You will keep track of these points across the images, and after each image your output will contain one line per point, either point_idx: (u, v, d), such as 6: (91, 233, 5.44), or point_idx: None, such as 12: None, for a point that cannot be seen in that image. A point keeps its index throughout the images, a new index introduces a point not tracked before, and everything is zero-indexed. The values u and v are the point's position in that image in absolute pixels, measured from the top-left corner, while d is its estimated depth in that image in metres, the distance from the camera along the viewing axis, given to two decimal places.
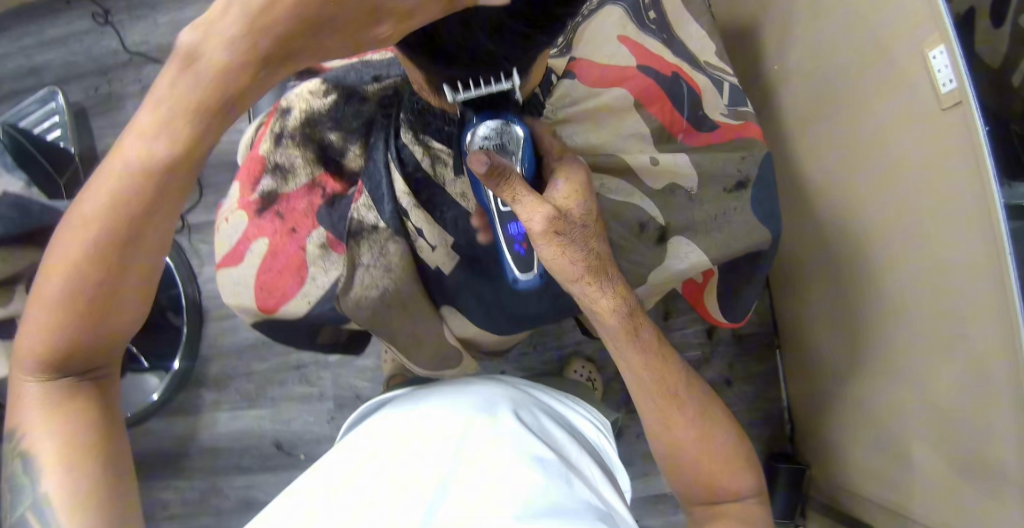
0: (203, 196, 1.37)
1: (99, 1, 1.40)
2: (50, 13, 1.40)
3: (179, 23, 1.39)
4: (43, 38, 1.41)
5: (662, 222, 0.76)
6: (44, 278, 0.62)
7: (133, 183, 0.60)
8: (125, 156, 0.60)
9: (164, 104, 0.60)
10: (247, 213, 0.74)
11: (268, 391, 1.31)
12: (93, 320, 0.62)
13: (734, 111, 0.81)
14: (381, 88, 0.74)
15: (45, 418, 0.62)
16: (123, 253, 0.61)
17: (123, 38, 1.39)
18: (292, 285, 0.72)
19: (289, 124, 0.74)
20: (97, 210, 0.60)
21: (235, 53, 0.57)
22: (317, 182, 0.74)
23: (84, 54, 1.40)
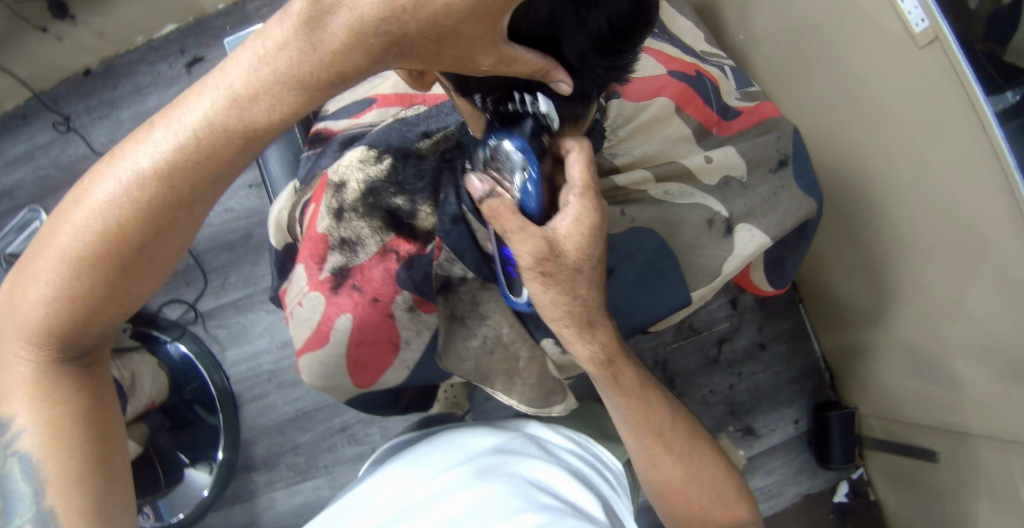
0: (209, 282, 1.35)
1: (57, 109, 1.37)
2: (8, 132, 1.37)
3: (142, 114, 1.37)
4: (8, 156, 1.37)
5: (726, 214, 0.77)
6: (49, 251, 0.58)
7: (188, 164, 0.56)
8: (176, 134, 0.56)
9: (225, 106, 0.55)
10: (322, 293, 0.71)
11: (320, 459, 1.29)
12: (100, 306, 0.60)
13: (746, 94, 0.87)
14: (437, 142, 0.71)
15: (46, 406, 0.60)
16: (149, 241, 0.59)
17: (90, 141, 1.37)
18: (387, 352, 0.73)
19: (348, 197, 0.70)
20: (140, 177, 0.56)
21: (312, 62, 0.51)
22: (388, 247, 0.70)
23: (53, 165, 1.37)
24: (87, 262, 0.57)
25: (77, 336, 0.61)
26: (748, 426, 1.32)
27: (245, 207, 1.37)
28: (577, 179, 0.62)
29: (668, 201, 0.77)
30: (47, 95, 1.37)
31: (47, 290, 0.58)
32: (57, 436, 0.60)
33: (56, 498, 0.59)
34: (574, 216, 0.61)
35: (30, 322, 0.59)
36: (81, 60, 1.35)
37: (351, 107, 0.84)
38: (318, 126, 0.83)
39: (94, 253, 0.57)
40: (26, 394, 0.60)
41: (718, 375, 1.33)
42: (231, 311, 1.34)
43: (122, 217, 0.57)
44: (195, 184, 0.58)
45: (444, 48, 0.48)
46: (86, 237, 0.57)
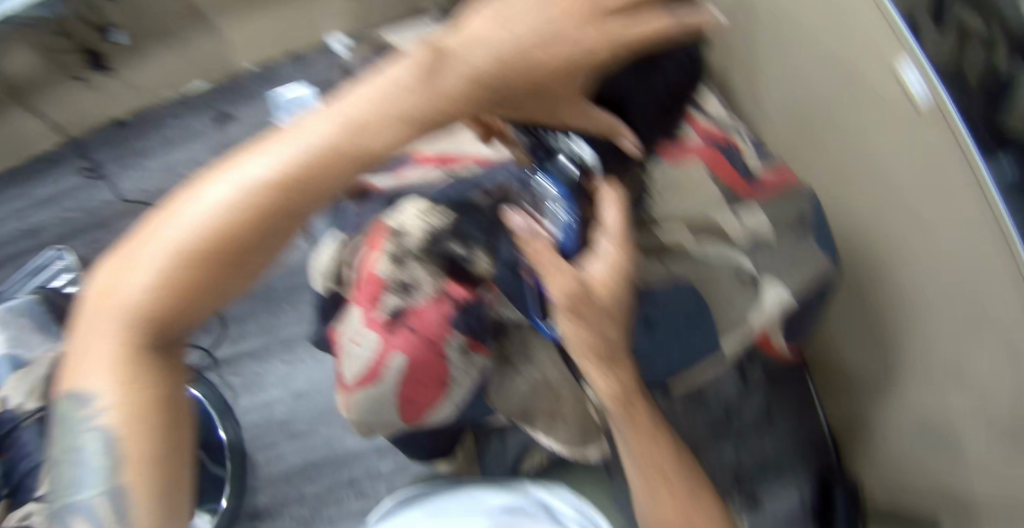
0: (227, 330, 1.39)
1: (85, 155, 1.41)
2: (34, 176, 1.39)
3: (171, 164, 1.41)
4: (35, 198, 1.37)
5: (754, 270, 0.79)
6: (163, 231, 0.55)
7: (315, 163, 0.55)
8: (306, 140, 0.56)
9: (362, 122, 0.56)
10: (378, 335, 0.67)
11: (325, 511, 1.27)
12: (187, 306, 0.56)
13: (768, 162, 0.90)
14: (493, 194, 0.72)
15: (130, 388, 0.56)
16: (260, 239, 0.56)
17: (118, 188, 1.39)
18: (438, 394, 0.69)
19: (411, 242, 0.68)
20: (274, 167, 0.55)
21: (435, 100, 0.56)
22: (446, 291, 0.68)
23: (79, 209, 1.37)
24: (184, 258, 0.54)
25: (162, 330, 0.56)
26: (753, 493, 1.34)
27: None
28: (611, 222, 0.65)
29: (700, 256, 0.82)
30: (75, 141, 1.42)
31: (152, 271, 0.54)
32: (140, 419, 0.56)
33: (131, 479, 0.56)
34: (605, 258, 0.64)
35: (118, 310, 0.55)
36: (113, 112, 1.42)
37: (392, 164, 0.86)
38: (363, 177, 0.81)
39: (191, 250, 0.54)
40: (111, 374, 0.56)
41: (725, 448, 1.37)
42: (249, 361, 1.37)
43: (240, 205, 0.54)
44: (316, 186, 0.56)
45: (539, 92, 0.58)
46: (187, 233, 0.54)
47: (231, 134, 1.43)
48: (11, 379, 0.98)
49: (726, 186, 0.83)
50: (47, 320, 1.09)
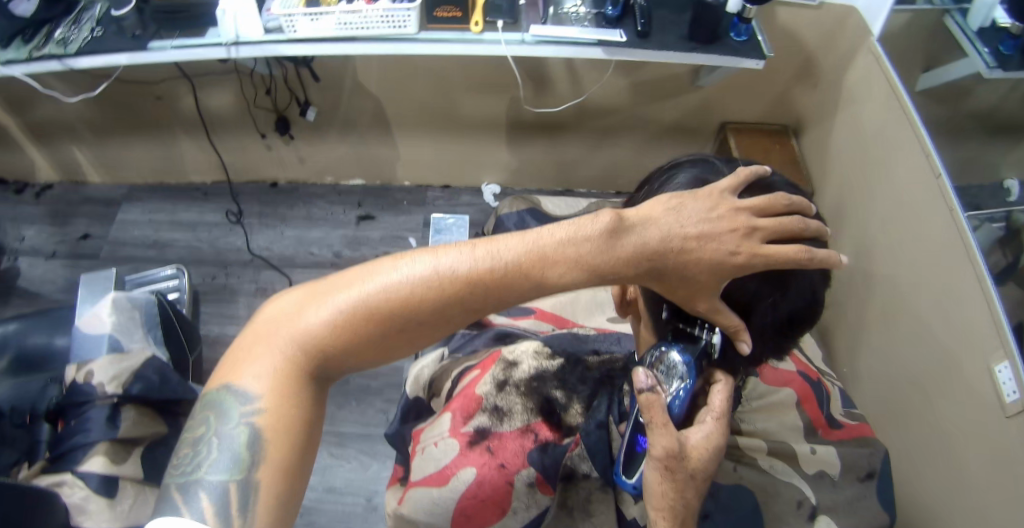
0: None
1: (236, 203, 1.63)
2: (187, 201, 1.64)
3: (303, 239, 1.57)
4: (177, 218, 1.61)
5: (813, 502, 0.84)
6: (354, 282, 0.62)
7: (505, 277, 0.60)
8: (504, 254, 0.60)
9: (558, 257, 0.60)
10: (458, 443, 0.75)
11: None
12: (342, 356, 0.62)
13: (848, 413, 1.00)
14: (601, 361, 0.78)
15: (282, 402, 0.62)
16: (426, 322, 0.61)
17: (250, 240, 1.57)
18: (492, 515, 0.71)
19: (516, 375, 0.77)
20: (468, 267, 0.60)
21: (615, 259, 0.59)
22: (531, 427, 0.73)
23: (208, 243, 1.57)
24: (350, 324, 0.61)
25: (319, 367, 0.63)
26: None
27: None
28: (717, 406, 0.64)
29: (774, 476, 0.84)
30: (229, 186, 1.66)
31: (335, 315, 0.61)
32: (281, 429, 0.61)
33: (262, 477, 0.59)
34: (705, 437, 0.61)
35: (287, 343, 0.62)
36: (276, 174, 1.65)
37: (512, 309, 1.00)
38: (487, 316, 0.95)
39: (358, 320, 0.61)
40: (269, 384, 0.62)
41: None
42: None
43: (426, 289, 0.60)
44: (496, 296, 0.60)
45: (684, 273, 0.58)
46: (357, 305, 0.61)
47: (366, 234, 1.59)
48: (103, 360, 1.02)
49: (807, 419, 0.91)
50: (154, 323, 1.18)
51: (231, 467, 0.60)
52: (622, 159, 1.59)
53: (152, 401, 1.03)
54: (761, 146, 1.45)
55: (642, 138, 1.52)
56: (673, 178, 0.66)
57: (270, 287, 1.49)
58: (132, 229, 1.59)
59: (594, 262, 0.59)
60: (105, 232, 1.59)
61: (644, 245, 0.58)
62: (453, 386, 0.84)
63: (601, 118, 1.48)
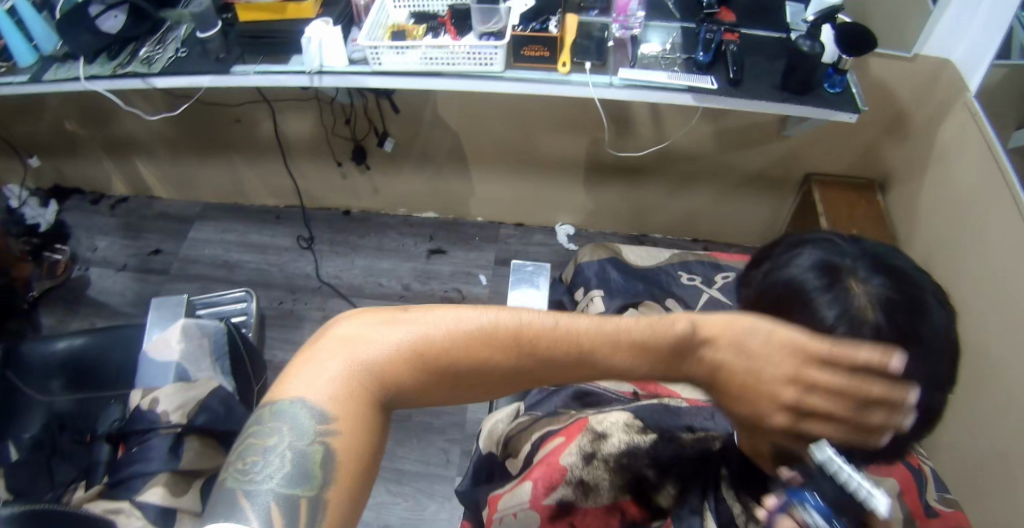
0: None
1: (308, 229, 1.65)
2: (260, 224, 1.66)
3: (372, 269, 1.57)
4: (249, 240, 1.63)
5: None
6: (417, 330, 0.57)
7: (595, 343, 0.56)
8: (580, 323, 0.57)
9: (625, 349, 0.56)
10: (539, 517, 0.71)
11: None
12: (405, 392, 0.57)
13: (943, 498, 0.90)
14: (697, 439, 0.72)
15: (355, 424, 0.55)
16: (495, 380, 0.57)
17: (319, 267, 1.57)
18: None
19: (605, 449, 0.72)
20: (551, 326, 0.57)
21: (680, 368, 0.55)
22: (618, 505, 0.70)
23: (278, 267, 1.58)
24: (417, 357, 0.56)
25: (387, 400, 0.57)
26: None
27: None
28: None
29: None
30: (302, 211, 1.68)
31: (404, 356, 0.56)
32: (355, 451, 0.55)
33: (331, 502, 0.53)
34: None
35: (356, 363, 0.56)
36: (350, 202, 1.67)
37: None
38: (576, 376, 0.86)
39: (426, 354, 0.56)
40: (342, 402, 0.55)
41: None
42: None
43: (494, 346, 0.56)
44: (581, 358, 0.56)
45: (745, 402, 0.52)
46: (424, 339, 0.57)
47: (435, 268, 1.57)
48: (170, 387, 1.02)
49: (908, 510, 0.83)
50: (223, 352, 1.16)
51: (294, 483, 0.53)
52: (701, 208, 1.56)
53: (217, 433, 1.00)
54: (846, 202, 1.38)
55: (725, 187, 1.48)
56: (795, 259, 0.59)
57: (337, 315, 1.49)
58: (204, 247, 1.62)
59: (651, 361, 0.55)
60: (176, 248, 1.62)
61: (709, 367, 0.54)
62: (532, 450, 0.80)
63: (683, 166, 1.45)
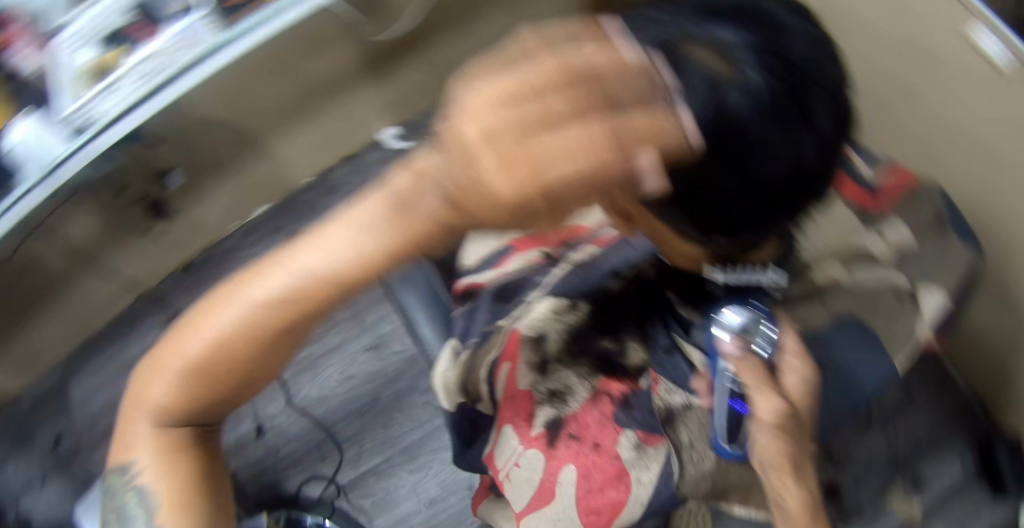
0: (343, 455, 1.18)
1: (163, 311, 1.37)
2: (114, 342, 1.37)
3: None
4: (115, 365, 1.35)
5: (908, 285, 0.72)
6: (185, 331, 0.53)
7: (319, 280, 0.47)
8: (299, 261, 0.47)
9: (346, 248, 0.46)
10: (541, 451, 0.67)
11: None
12: (225, 399, 0.55)
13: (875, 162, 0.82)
14: (629, 280, 0.70)
15: (163, 457, 0.55)
16: (264, 360, 0.52)
17: None
18: (616, 495, 0.65)
19: (552, 350, 0.68)
20: (272, 288, 0.48)
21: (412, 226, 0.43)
22: (600, 390, 0.67)
23: None
24: (215, 360, 0.51)
25: (196, 413, 0.55)
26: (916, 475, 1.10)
27: (368, 371, 1.22)
28: (792, 347, 0.63)
29: (857, 286, 0.72)
30: (155, 294, 1.40)
31: (172, 377, 0.53)
32: (171, 476, 0.55)
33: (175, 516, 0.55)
34: (801, 374, 0.63)
35: (134, 405, 0.56)
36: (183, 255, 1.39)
37: (488, 257, 0.80)
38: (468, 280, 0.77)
39: (227, 350, 0.50)
40: (150, 453, 0.56)
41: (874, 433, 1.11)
42: (374, 478, 1.15)
43: (237, 327, 0.50)
44: (303, 310, 0.48)
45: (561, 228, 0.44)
46: (225, 335, 0.50)
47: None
48: None
49: (855, 206, 0.78)
50: None
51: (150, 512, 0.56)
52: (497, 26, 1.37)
53: None
54: None
55: None
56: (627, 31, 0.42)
57: None
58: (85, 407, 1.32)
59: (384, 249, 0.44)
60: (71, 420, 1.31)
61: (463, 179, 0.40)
62: (490, 389, 0.70)
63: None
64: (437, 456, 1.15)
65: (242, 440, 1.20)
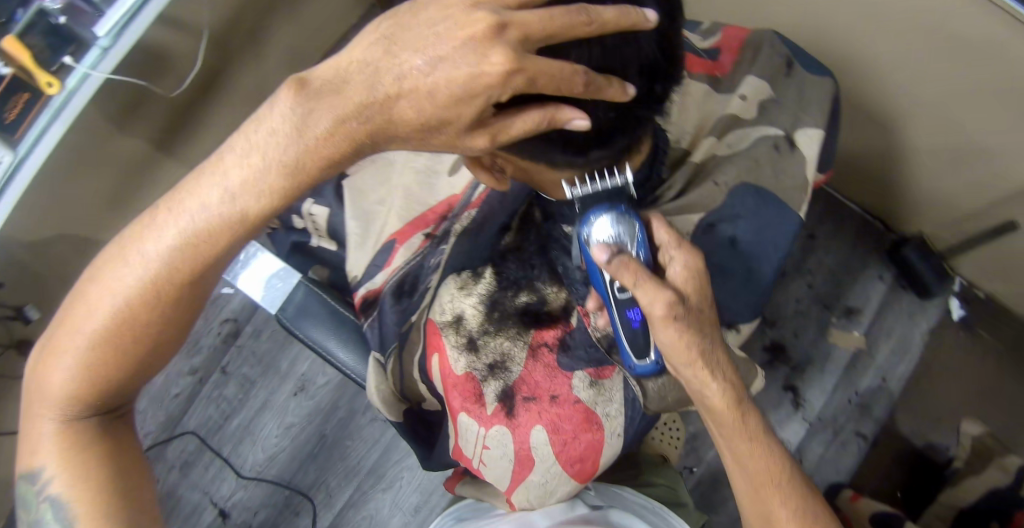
0: (316, 506, 1.13)
1: None
2: None
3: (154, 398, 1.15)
4: None
5: (782, 133, 0.74)
6: (82, 312, 0.62)
7: (204, 231, 0.60)
8: (185, 208, 0.61)
9: (238, 185, 0.59)
10: (504, 424, 0.69)
11: None
12: (140, 366, 0.65)
13: (705, 33, 0.83)
14: (516, 235, 0.75)
15: (63, 457, 0.63)
16: (167, 322, 0.63)
17: None
18: (593, 435, 0.68)
19: (474, 326, 0.73)
20: (161, 252, 0.61)
21: (299, 154, 0.56)
22: (535, 344, 0.72)
23: None
24: (122, 326, 0.62)
25: (101, 398, 0.64)
26: (847, 307, 1.21)
27: (305, 413, 1.15)
28: (668, 234, 0.61)
29: (736, 153, 0.74)
30: None
31: (71, 361, 0.62)
32: (78, 472, 0.63)
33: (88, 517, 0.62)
34: (683, 265, 0.59)
35: (36, 400, 0.64)
36: None
37: (376, 260, 0.80)
38: (359, 293, 0.78)
39: (132, 313, 0.62)
40: (54, 450, 0.63)
41: (795, 283, 1.22)
42: (353, 511, 1.13)
43: (143, 293, 0.61)
44: (196, 264, 0.62)
45: (430, 134, 0.54)
46: (125, 300, 0.61)
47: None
48: None
49: (706, 79, 0.79)
50: None
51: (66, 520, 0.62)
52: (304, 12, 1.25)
53: None
54: None
55: None
56: None
57: (191, 462, 1.14)
58: None
59: (272, 190, 0.58)
60: None
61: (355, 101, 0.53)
62: (429, 384, 0.74)
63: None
64: (404, 465, 1.14)
65: None
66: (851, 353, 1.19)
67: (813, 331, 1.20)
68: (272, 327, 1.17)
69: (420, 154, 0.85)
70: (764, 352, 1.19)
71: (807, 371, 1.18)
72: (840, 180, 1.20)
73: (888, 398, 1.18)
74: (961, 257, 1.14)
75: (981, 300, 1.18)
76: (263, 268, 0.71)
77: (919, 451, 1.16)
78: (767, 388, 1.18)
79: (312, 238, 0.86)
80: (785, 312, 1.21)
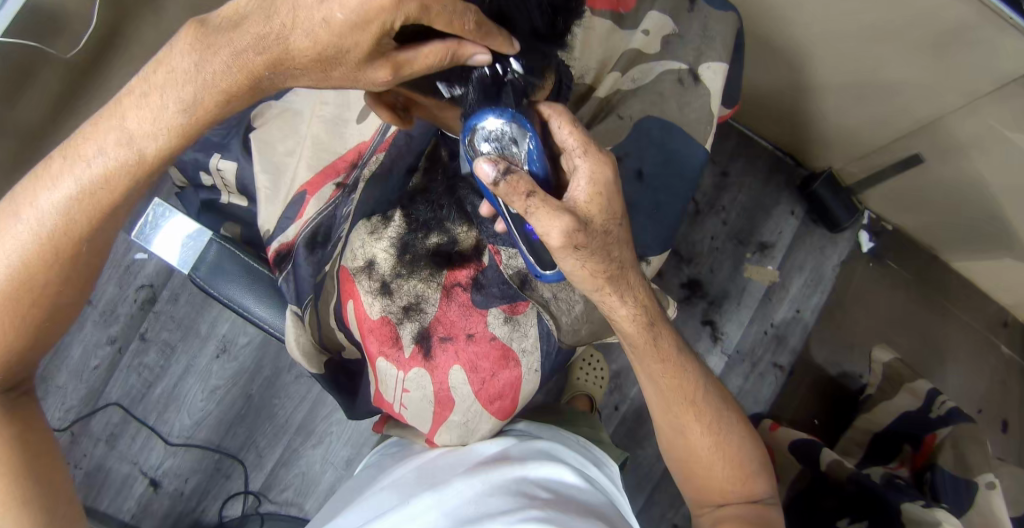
0: (250, 464, 1.12)
1: None
2: None
3: (71, 369, 1.09)
4: None
5: (685, 67, 0.76)
6: None
7: (99, 179, 0.56)
8: (81, 150, 0.56)
9: (132, 127, 0.55)
10: (422, 366, 0.71)
11: None
12: (41, 332, 0.61)
13: None
14: (425, 174, 0.74)
15: None
16: (69, 281, 0.60)
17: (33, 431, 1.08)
18: (511, 371, 0.70)
19: (386, 270, 0.73)
20: (57, 204, 0.56)
21: (193, 91, 0.53)
22: (450, 284, 0.73)
23: None
24: (21, 286, 0.58)
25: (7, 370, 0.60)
26: (761, 243, 1.26)
27: (229, 375, 1.12)
28: (573, 141, 0.59)
29: (642, 87, 0.75)
30: None
31: None
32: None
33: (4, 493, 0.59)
34: (588, 177, 0.58)
35: None
36: None
37: (287, 212, 0.77)
38: (270, 246, 0.75)
39: (29, 273, 0.57)
40: None
41: (709, 221, 1.26)
42: (285, 469, 1.12)
43: (39, 249, 0.57)
44: (99, 214, 0.58)
45: (329, 68, 0.52)
46: (19, 259, 0.57)
47: (97, 297, 1.11)
48: None
49: (610, 14, 0.77)
50: None
51: None
52: None
53: None
54: None
55: None
56: None
57: (119, 432, 1.10)
58: None
59: (169, 129, 0.55)
60: None
61: (252, 36, 0.51)
62: (347, 333, 0.75)
63: None
64: (333, 420, 1.14)
65: (142, 502, 1.09)
66: (766, 287, 1.25)
67: (729, 266, 1.25)
68: (189, 290, 1.13)
69: (326, 98, 0.81)
70: (683, 290, 1.24)
71: (723, 306, 1.24)
72: (755, 119, 1.24)
73: (801, 329, 1.25)
74: (867, 189, 1.21)
75: (887, 231, 1.28)
76: (178, 231, 0.69)
77: (826, 372, 1.25)
78: (687, 324, 1.23)
79: (222, 196, 0.82)
80: (702, 249, 1.25)
